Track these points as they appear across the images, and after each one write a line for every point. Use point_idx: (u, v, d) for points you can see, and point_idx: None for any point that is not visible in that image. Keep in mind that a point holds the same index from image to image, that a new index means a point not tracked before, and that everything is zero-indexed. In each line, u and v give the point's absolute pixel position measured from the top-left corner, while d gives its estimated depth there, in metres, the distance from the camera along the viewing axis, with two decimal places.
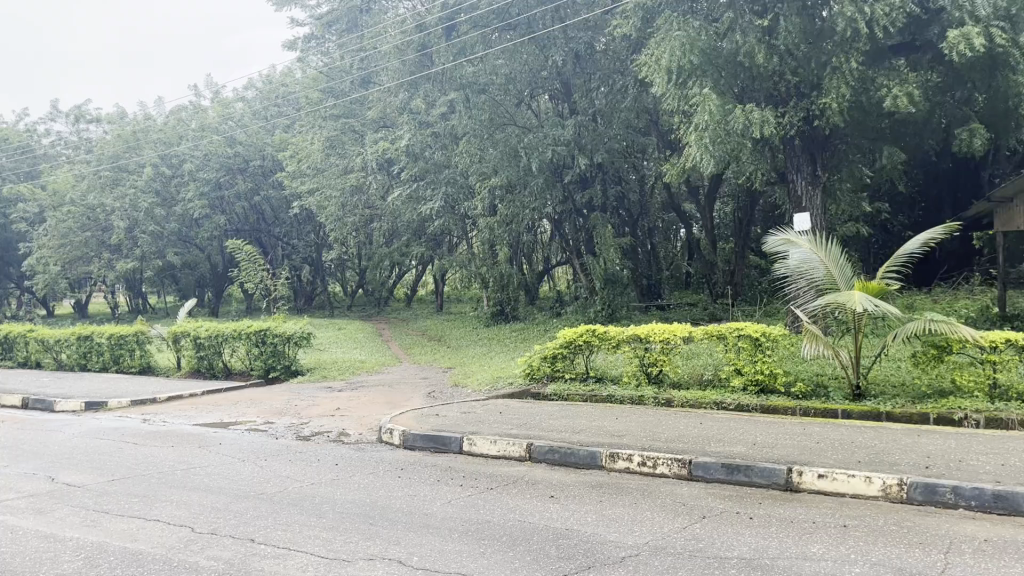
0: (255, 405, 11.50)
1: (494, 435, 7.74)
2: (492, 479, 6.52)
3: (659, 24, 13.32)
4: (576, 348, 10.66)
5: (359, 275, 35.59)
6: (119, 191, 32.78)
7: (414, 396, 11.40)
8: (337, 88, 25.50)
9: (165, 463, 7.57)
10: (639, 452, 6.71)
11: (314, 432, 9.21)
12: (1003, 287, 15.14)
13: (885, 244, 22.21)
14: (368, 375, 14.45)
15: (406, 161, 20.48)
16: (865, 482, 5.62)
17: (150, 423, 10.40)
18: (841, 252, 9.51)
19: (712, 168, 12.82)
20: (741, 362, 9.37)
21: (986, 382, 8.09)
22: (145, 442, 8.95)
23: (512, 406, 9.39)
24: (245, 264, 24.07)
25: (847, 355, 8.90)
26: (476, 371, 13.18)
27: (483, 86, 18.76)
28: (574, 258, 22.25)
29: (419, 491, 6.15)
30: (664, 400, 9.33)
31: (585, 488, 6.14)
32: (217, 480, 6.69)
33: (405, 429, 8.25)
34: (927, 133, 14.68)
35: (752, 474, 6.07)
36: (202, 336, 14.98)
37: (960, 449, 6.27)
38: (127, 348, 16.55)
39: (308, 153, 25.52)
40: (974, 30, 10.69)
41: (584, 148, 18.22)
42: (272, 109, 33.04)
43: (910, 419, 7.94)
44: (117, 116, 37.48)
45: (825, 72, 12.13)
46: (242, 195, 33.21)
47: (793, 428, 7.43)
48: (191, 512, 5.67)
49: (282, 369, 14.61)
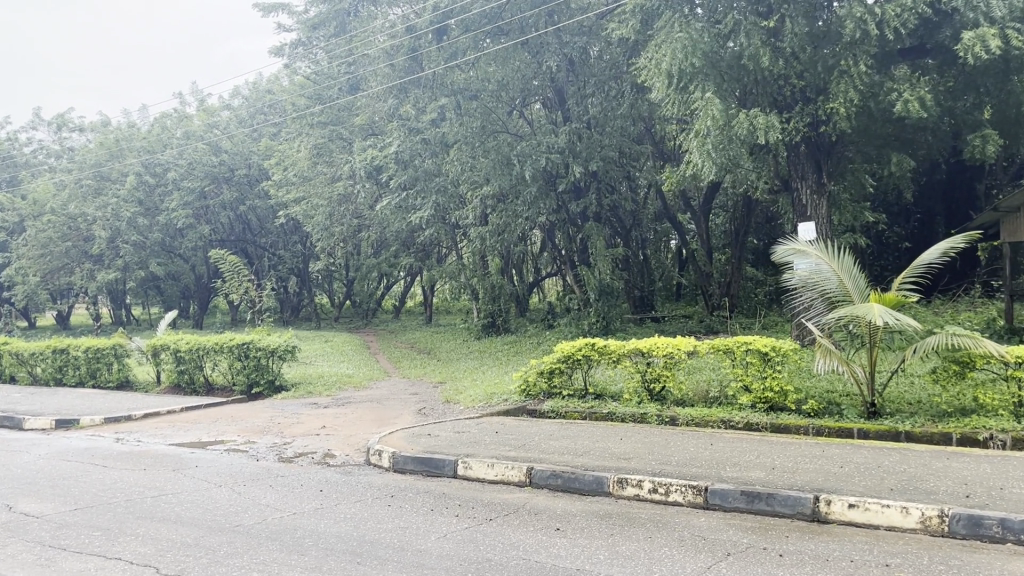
0: (236, 422, 10.90)
1: (490, 457, 7.22)
2: (492, 508, 5.99)
3: (659, 25, 12.88)
4: (574, 363, 10.14)
5: (347, 286, 34.94)
6: (101, 201, 32.08)
7: (405, 413, 10.85)
8: (325, 94, 24.82)
9: (134, 490, 6.97)
10: (650, 477, 6.21)
11: (298, 453, 8.64)
12: (1010, 299, 14.74)
13: (881, 255, 21.93)
14: (355, 390, 13.87)
15: (395, 169, 19.98)
16: (901, 514, 5.15)
17: (123, 443, 9.78)
18: (854, 262, 9.01)
19: (713, 175, 12.37)
20: (749, 378, 8.89)
21: (1011, 401, 7.65)
22: (114, 464, 8.33)
23: (508, 425, 8.87)
24: (229, 274, 23.39)
25: (862, 371, 8.45)
26: (469, 387, 12.52)
27: (474, 93, 18.60)
28: (567, 270, 21.78)
29: (411, 523, 5.61)
30: (668, 418, 8.86)
31: (593, 519, 5.62)
32: (190, 510, 6.11)
33: (394, 450, 7.71)
34: (932, 141, 14.36)
35: (775, 503, 5.57)
36: (183, 349, 14.38)
37: (999, 475, 5.80)
38: (104, 362, 15.88)
39: (294, 160, 24.95)
40: (991, 32, 10.35)
41: (579, 156, 17.71)
42: (258, 116, 32.70)
43: (931, 440, 7.48)
44: (101, 124, 36.92)
45: (833, 76, 11.71)
46: (227, 204, 32.46)
47: (812, 450, 6.95)
48: (157, 549, 5.11)
49: (266, 385, 13.93)
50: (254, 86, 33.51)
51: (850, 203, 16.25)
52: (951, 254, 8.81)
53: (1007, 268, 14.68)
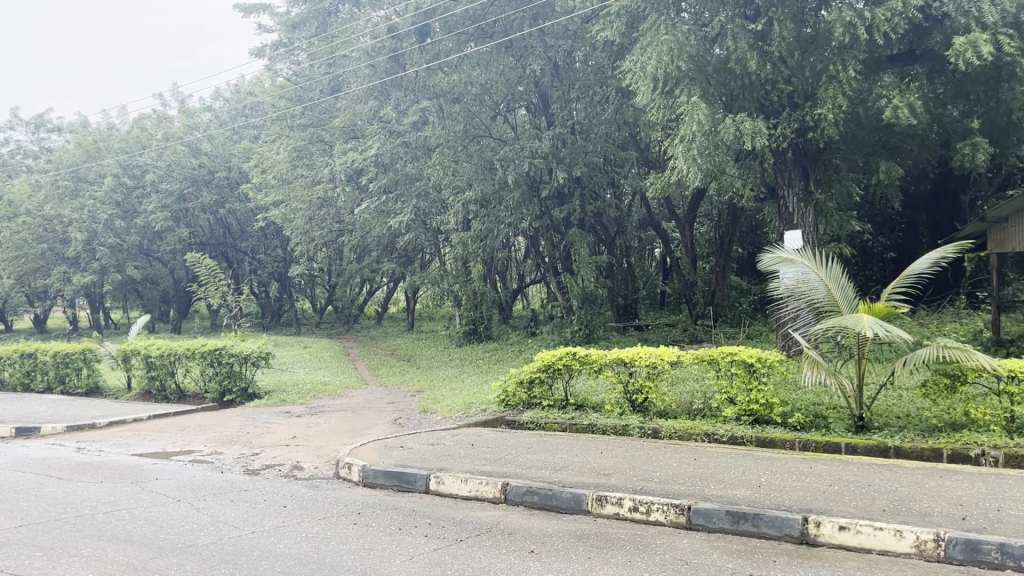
0: (203, 432, 10.49)
1: (464, 471, 6.89)
2: (463, 527, 5.66)
3: (645, 27, 12.66)
4: (554, 372, 9.84)
5: (329, 291, 34.56)
6: (78, 202, 31.50)
7: (380, 423, 10.52)
8: (306, 96, 24.49)
9: (87, 505, 6.58)
10: (630, 494, 5.91)
11: (264, 465, 8.26)
12: (997, 310, 14.58)
13: (865, 265, 21.84)
14: (330, 399, 13.49)
15: (376, 172, 19.66)
16: (894, 537, 4.87)
17: (83, 453, 9.37)
18: (842, 272, 8.72)
19: (698, 181, 12.11)
20: (734, 390, 8.61)
21: (1003, 416, 7.40)
22: (69, 476, 7.93)
23: (485, 437, 8.54)
24: (206, 279, 22.88)
25: (850, 384, 8.19)
26: (446, 396, 12.14)
27: (457, 95, 18.39)
28: (549, 277, 21.48)
29: (376, 544, 5.27)
30: (651, 430, 8.58)
31: (571, 540, 5.31)
32: (143, 528, 5.73)
33: (364, 464, 7.37)
34: (920, 150, 14.22)
35: (762, 524, 5.28)
36: (153, 355, 13.96)
37: (994, 495, 5.54)
38: (72, 367, 15.42)
39: (273, 162, 24.63)
40: (982, 37, 10.21)
41: (563, 161, 17.48)
42: (239, 118, 32.37)
43: (920, 455, 7.24)
44: (80, 125, 36.38)
45: (821, 81, 11.52)
46: (207, 208, 31.97)
47: (800, 466, 6.68)
48: (100, 572, 4.74)
49: (239, 392, 13.50)
50: (236, 89, 33.18)
51: (836, 211, 16.11)
52: (942, 263, 8.54)
53: (994, 278, 14.53)
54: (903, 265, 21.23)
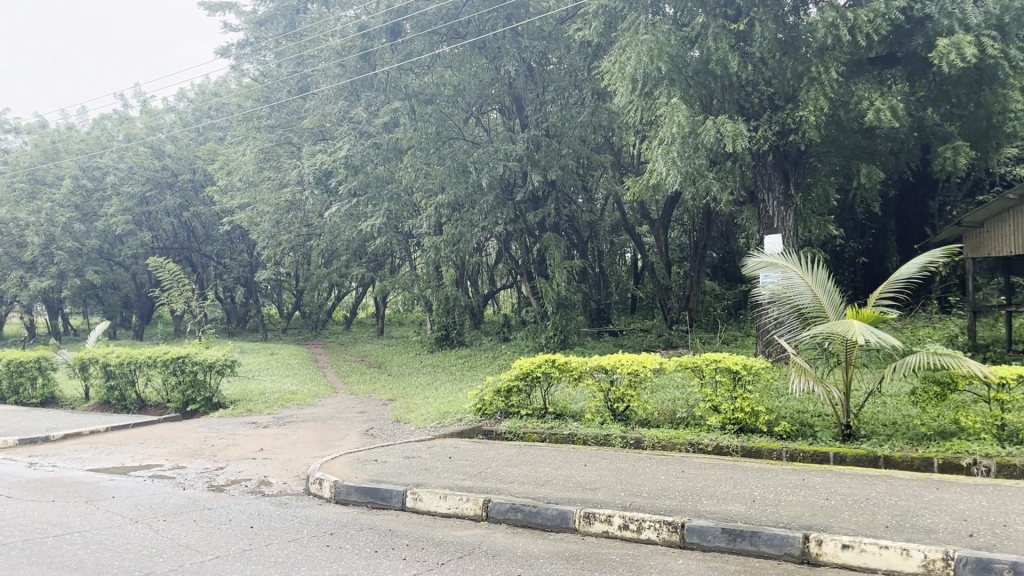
0: (164, 444, 10.01)
1: (442, 487, 6.54)
2: (445, 549, 5.32)
3: (623, 27, 12.47)
4: (532, 380, 9.54)
5: (296, 296, 33.89)
6: (35, 204, 30.48)
7: (351, 434, 10.11)
8: (273, 96, 23.98)
9: (35, 527, 6.11)
10: (620, 511, 5.61)
11: (230, 481, 7.82)
12: (974, 315, 14.53)
13: (837, 269, 21.90)
14: (299, 408, 13.05)
15: (345, 174, 19.17)
16: (902, 556, 4.63)
17: (34, 469, 8.84)
18: (829, 277, 8.49)
19: (676, 184, 11.89)
20: (718, 398, 8.35)
21: (994, 423, 7.21)
22: (18, 494, 7.44)
23: (464, 449, 8.19)
24: (169, 285, 22.15)
25: (837, 392, 7.97)
26: (420, 405, 11.78)
27: (429, 96, 18.11)
28: (523, 281, 21.19)
29: (351, 569, 4.90)
30: (633, 440, 8.31)
31: (559, 561, 4.99)
32: (95, 555, 5.28)
33: (336, 479, 6.99)
34: (898, 153, 14.17)
35: (759, 542, 5.02)
36: (112, 363, 13.39)
37: (997, 509, 5.33)
38: (27, 376, 14.75)
39: (239, 165, 24.10)
40: (966, 39, 10.15)
41: (537, 164, 17.12)
42: (204, 119, 31.68)
43: (910, 464, 7.03)
44: (38, 126, 35.44)
45: (802, 83, 11.40)
46: (170, 212, 31.23)
47: (793, 478, 6.43)
48: None
49: (203, 402, 12.97)
50: (200, 89, 32.23)
51: (814, 215, 16.03)
52: (930, 266, 8.34)
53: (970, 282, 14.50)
54: (874, 270, 21.25)
